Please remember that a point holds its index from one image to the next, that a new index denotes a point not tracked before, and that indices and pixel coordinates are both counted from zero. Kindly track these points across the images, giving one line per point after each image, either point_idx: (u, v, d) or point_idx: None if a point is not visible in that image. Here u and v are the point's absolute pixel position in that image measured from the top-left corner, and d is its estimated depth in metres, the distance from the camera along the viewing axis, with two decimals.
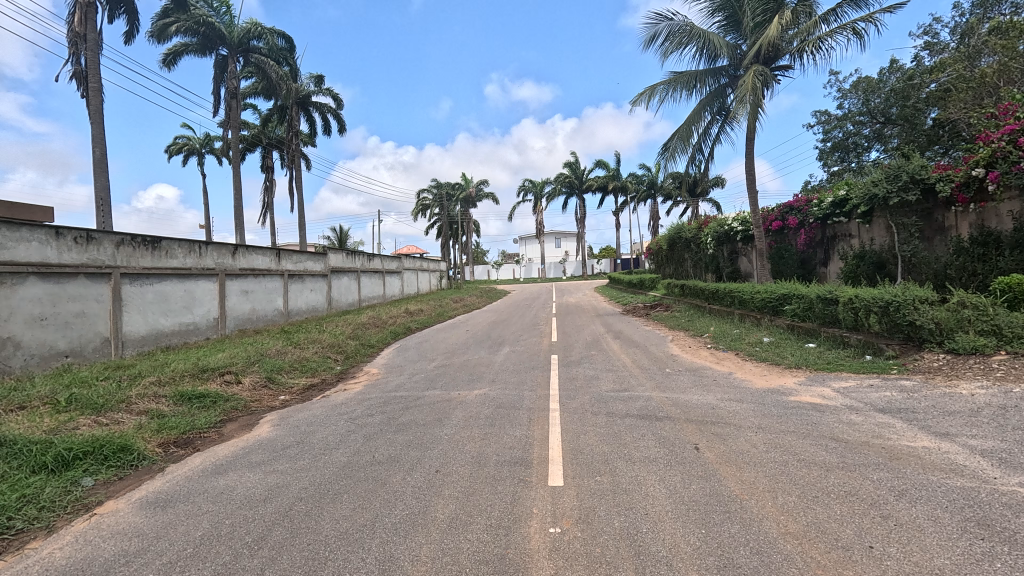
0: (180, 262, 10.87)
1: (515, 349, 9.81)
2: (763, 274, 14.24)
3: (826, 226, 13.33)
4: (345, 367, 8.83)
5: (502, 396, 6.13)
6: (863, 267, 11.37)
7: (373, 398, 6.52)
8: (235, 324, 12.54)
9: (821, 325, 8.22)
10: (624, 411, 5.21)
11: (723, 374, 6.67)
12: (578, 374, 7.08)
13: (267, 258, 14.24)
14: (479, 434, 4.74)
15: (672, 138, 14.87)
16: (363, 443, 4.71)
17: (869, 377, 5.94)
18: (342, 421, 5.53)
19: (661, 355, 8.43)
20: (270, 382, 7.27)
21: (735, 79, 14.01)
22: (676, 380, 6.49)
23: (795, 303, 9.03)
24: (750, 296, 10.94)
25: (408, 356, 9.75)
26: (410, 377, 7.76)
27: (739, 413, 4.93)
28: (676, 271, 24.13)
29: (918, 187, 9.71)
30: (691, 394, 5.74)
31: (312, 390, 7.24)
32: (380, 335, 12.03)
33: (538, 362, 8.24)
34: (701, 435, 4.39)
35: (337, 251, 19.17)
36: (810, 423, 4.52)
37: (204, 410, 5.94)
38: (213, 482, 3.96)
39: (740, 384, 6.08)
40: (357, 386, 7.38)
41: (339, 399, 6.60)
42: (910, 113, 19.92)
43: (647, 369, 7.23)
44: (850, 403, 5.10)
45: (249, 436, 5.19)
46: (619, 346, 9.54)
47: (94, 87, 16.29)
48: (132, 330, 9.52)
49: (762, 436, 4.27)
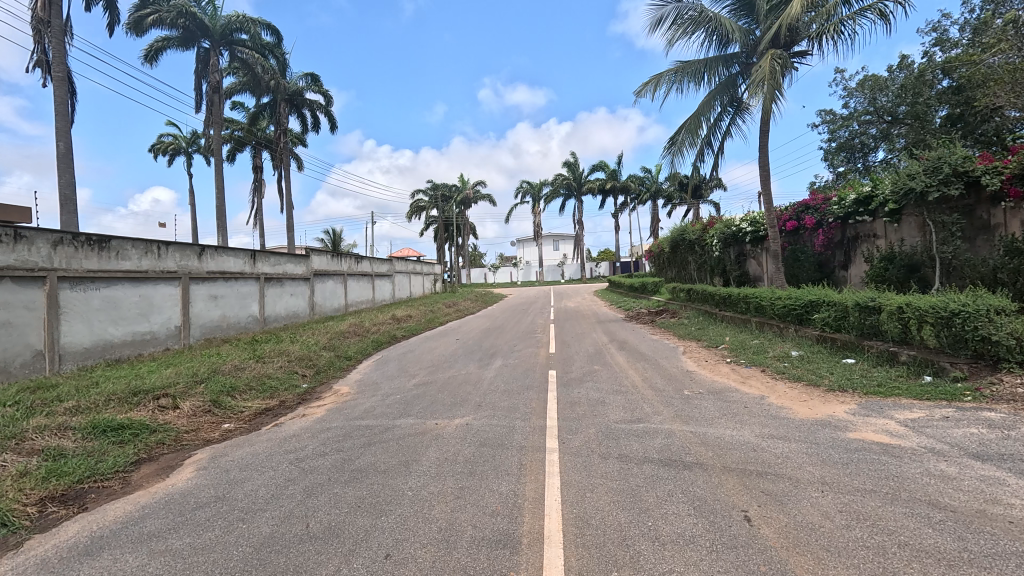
0: (133, 264, 9.73)
1: (508, 363, 8.65)
2: (777, 276, 13.14)
3: (847, 225, 12.28)
4: (311, 386, 7.67)
5: (489, 429, 5.01)
6: (893, 270, 10.28)
7: (333, 429, 5.37)
8: (201, 332, 11.41)
9: (859, 337, 7.11)
10: (641, 454, 4.09)
11: (754, 399, 5.55)
12: (581, 398, 5.95)
13: (241, 260, 13.11)
14: (452, 491, 3.60)
15: (680, 131, 13.78)
16: (298, 503, 3.56)
17: (940, 407, 4.82)
18: (284, 463, 4.38)
19: (675, 371, 7.30)
20: (215, 407, 6.12)
21: (747, 67, 12.94)
22: (700, 407, 5.35)
23: (826, 310, 7.93)
24: (770, 303, 9.82)
25: (386, 371, 8.58)
26: (384, 399, 6.61)
27: (790, 459, 3.81)
28: (680, 275, 23.07)
29: (961, 180, 8.63)
30: (721, 427, 4.64)
31: (264, 416, 6.09)
32: (360, 345, 10.89)
33: (533, 380, 7.10)
34: (749, 496, 3.26)
35: (322, 253, 18.01)
36: (891, 477, 3.41)
37: (118, 448, 4.79)
38: (70, 573, 2.81)
39: (779, 413, 4.95)
40: (320, 411, 6.24)
41: (292, 430, 5.45)
42: (921, 112, 18.94)
43: (661, 391, 6.11)
44: (930, 444, 3.98)
45: (161, 486, 4.04)
46: (626, 360, 8.39)
47: (57, 76, 15.16)
48: (73, 341, 8.38)
49: (831, 499, 3.15)
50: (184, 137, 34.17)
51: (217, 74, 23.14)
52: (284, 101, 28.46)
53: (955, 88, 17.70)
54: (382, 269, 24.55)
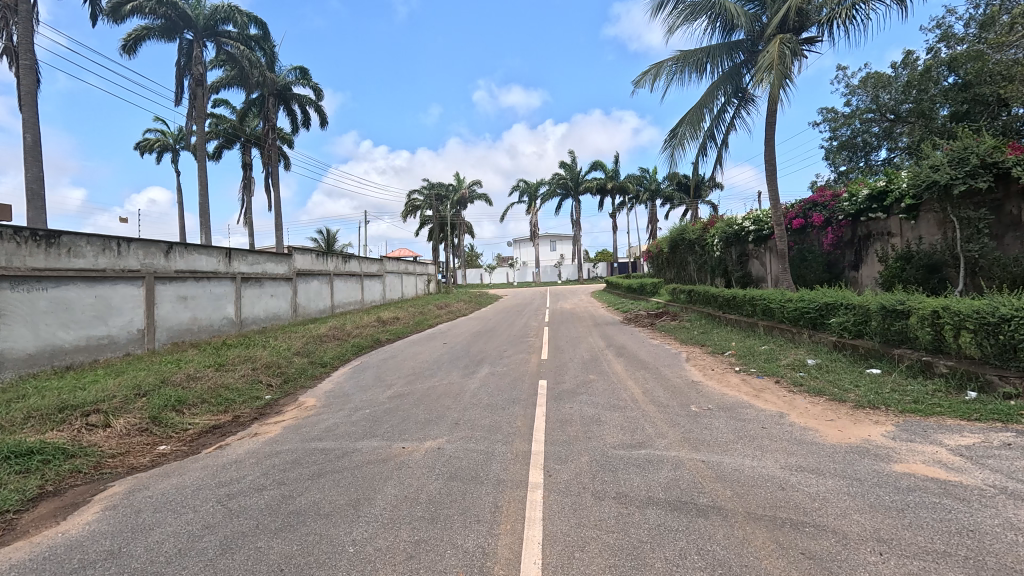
0: (89, 263, 8.96)
1: (495, 372, 7.87)
2: (783, 276, 12.44)
3: (858, 223, 11.57)
4: (275, 398, 6.90)
5: (463, 455, 4.23)
6: (910, 270, 9.58)
7: (283, 454, 4.61)
8: (168, 336, 10.62)
9: (883, 344, 6.40)
10: (644, 493, 3.32)
11: (772, 417, 4.83)
12: (573, 415, 5.19)
13: (214, 258, 12.32)
14: (405, 546, 2.83)
15: (681, 124, 13.06)
16: (206, 563, 2.78)
17: (996, 430, 4.08)
18: (209, 502, 3.60)
19: (679, 382, 6.56)
20: (155, 425, 5.34)
21: (753, 56, 12.23)
22: (711, 427, 4.62)
23: (844, 314, 7.20)
24: (780, 305, 9.09)
25: (362, 381, 7.80)
26: (349, 414, 5.83)
27: (831, 503, 3.05)
28: (679, 276, 22.38)
29: (990, 172, 7.88)
30: (738, 455, 3.88)
31: (210, 435, 5.32)
32: (338, 350, 10.13)
33: (521, 392, 6.34)
34: (786, 561, 2.50)
35: (306, 252, 17.21)
36: (966, 533, 2.65)
37: (19, 479, 3.99)
38: None
39: (806, 437, 4.20)
40: (275, 429, 5.43)
41: (235, 454, 4.65)
42: (926, 109, 18.23)
43: (664, 407, 5.35)
44: (998, 481, 3.23)
45: (48, 535, 3.24)
46: (624, 369, 7.62)
47: (25, 64, 14.35)
48: (16, 346, 7.59)
49: (895, 568, 2.39)
50: (171, 133, 33.34)
51: (200, 67, 22.38)
52: (272, 96, 27.64)
53: (962, 85, 17.04)
54: (372, 270, 23.78)
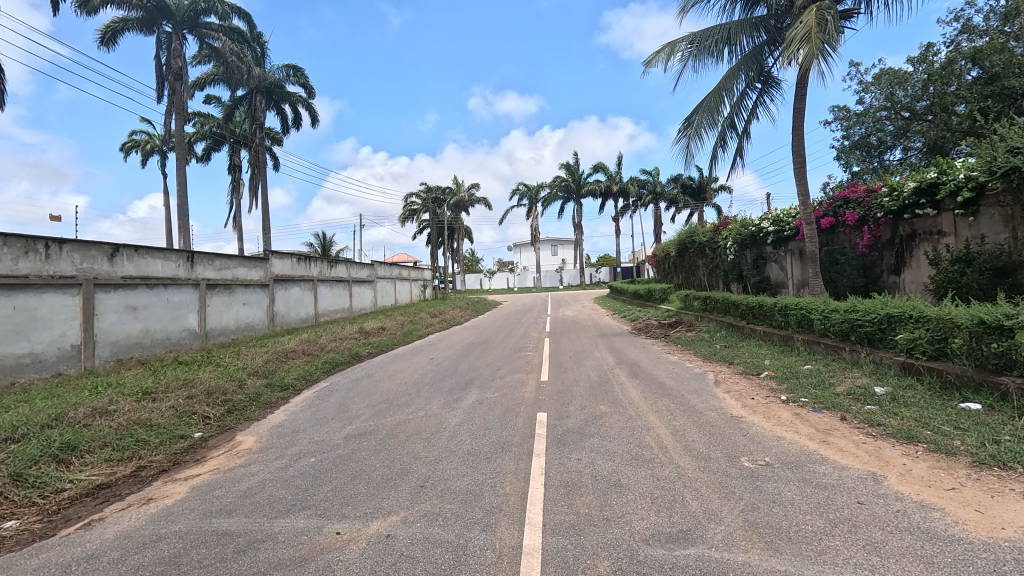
0: (5, 268, 7.59)
1: (483, 400, 6.42)
2: (814, 280, 11.01)
3: (900, 221, 10.20)
4: (206, 435, 5.52)
5: (418, 554, 2.82)
6: (972, 275, 8.21)
7: (163, 541, 3.17)
8: (111, 351, 9.24)
9: (978, 370, 4.97)
10: None
11: (868, 486, 3.39)
12: (582, 475, 3.77)
13: (172, 263, 10.94)
14: None
15: (696, 112, 11.71)
16: None
17: None
18: None
19: (717, 419, 5.11)
20: (11, 489, 3.90)
21: (777, 34, 10.90)
22: (789, 505, 3.15)
23: (915, 330, 5.78)
24: (823, 317, 7.68)
25: (321, 412, 6.35)
26: (285, 467, 4.40)
27: None
28: (689, 280, 20.96)
29: None
30: (846, 569, 2.45)
31: (87, 501, 3.89)
32: (304, 369, 8.71)
33: (513, 433, 4.91)
34: None
35: (285, 256, 15.80)
36: None
37: None
38: None
39: (942, 532, 2.77)
40: (179, 491, 4.01)
41: (99, 542, 3.22)
42: (946, 105, 16.72)
43: (707, 462, 3.93)
44: None
45: None
46: (643, 396, 6.19)
47: None
48: None
49: None
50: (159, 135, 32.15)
51: (179, 60, 21.09)
52: (260, 94, 26.45)
53: (988, 78, 15.57)
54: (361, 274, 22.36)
